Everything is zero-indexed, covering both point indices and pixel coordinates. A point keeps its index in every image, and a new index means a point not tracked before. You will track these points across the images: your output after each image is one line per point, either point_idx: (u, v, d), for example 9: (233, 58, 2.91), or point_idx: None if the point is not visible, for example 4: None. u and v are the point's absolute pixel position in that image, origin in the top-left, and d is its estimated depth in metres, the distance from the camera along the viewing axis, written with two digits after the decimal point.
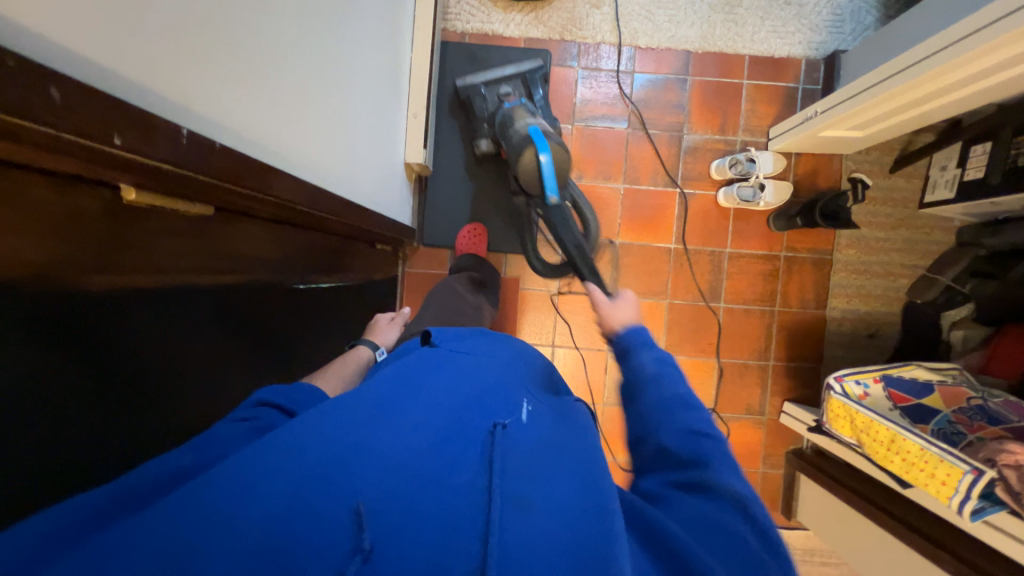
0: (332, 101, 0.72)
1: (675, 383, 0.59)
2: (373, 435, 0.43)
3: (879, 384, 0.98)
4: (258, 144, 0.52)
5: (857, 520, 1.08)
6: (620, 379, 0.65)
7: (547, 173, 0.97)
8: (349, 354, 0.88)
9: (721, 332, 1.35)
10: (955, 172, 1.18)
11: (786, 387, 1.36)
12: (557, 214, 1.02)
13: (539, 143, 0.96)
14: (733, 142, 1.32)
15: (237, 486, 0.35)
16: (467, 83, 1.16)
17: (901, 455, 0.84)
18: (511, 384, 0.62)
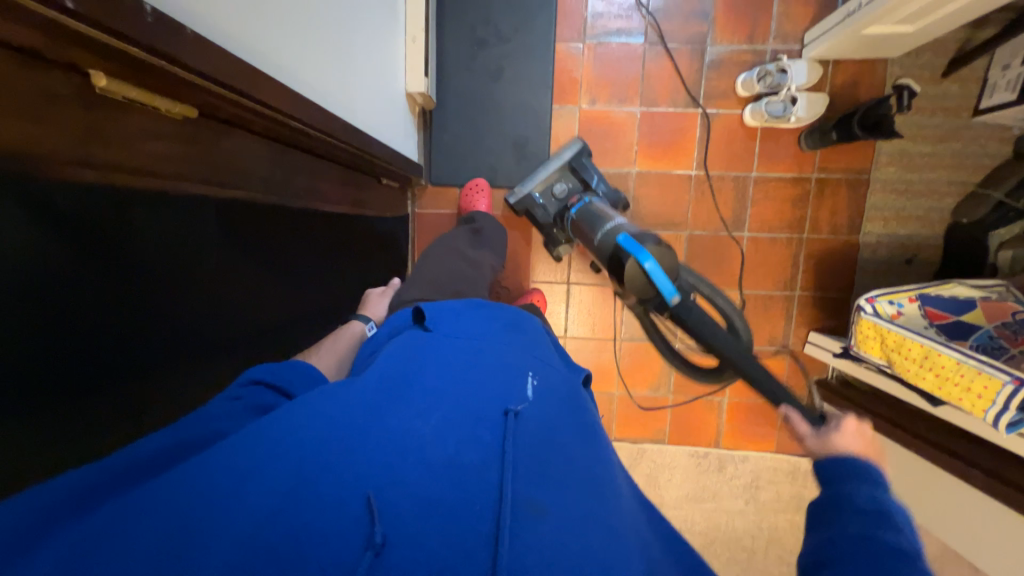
0: (322, 12, 0.67)
1: (898, 533, 0.44)
2: (378, 422, 0.44)
3: (915, 303, 0.93)
4: (234, 37, 0.48)
5: None
6: (817, 509, 0.50)
7: (660, 280, 0.78)
8: (341, 330, 0.85)
9: (744, 263, 1.29)
10: (1020, 70, 1.03)
11: (812, 317, 1.31)
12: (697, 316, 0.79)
13: (635, 250, 0.80)
14: (763, 52, 1.19)
15: (241, 473, 0.37)
16: (519, 197, 1.15)
17: (934, 370, 0.81)
18: (518, 360, 0.62)
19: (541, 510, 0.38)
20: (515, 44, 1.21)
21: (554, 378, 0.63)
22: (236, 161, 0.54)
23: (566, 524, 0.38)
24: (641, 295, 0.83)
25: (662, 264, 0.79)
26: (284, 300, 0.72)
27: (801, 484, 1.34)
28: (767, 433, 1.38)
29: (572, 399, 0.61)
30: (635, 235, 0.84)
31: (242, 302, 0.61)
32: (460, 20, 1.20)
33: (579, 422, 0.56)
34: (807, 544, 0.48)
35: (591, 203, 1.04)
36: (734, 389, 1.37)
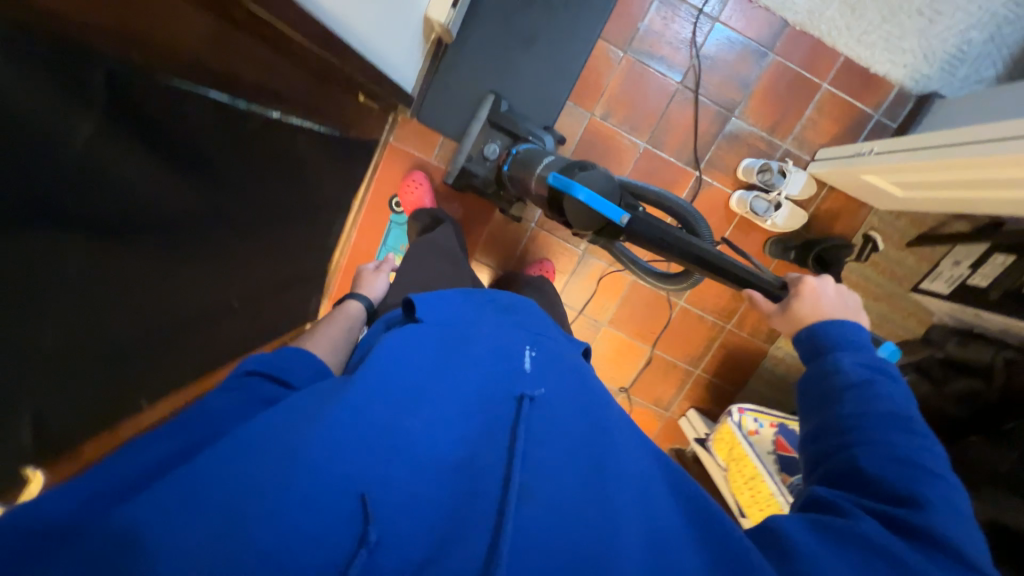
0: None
1: (889, 399, 0.53)
2: (358, 410, 0.42)
3: (773, 428, 1.03)
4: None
5: None
6: (812, 384, 0.60)
7: (597, 204, 0.74)
8: (340, 310, 0.92)
9: (668, 326, 1.35)
10: (963, 272, 1.12)
11: (698, 397, 1.40)
12: (648, 225, 0.73)
13: (565, 186, 0.77)
14: (776, 147, 1.20)
15: (209, 470, 0.34)
16: (454, 170, 1.14)
17: (754, 490, 0.98)
18: (509, 342, 0.62)
19: (534, 497, 0.41)
20: (559, 17, 1.12)
21: (552, 356, 0.64)
22: (166, 34, 0.48)
23: (555, 509, 0.41)
24: (592, 227, 0.78)
25: (596, 190, 0.75)
26: (227, 179, 0.67)
27: None
28: None
29: (570, 369, 0.63)
30: (565, 171, 0.80)
31: (179, 181, 0.57)
32: None
33: (580, 397, 0.58)
34: (809, 416, 0.58)
35: (521, 159, 0.98)
36: None
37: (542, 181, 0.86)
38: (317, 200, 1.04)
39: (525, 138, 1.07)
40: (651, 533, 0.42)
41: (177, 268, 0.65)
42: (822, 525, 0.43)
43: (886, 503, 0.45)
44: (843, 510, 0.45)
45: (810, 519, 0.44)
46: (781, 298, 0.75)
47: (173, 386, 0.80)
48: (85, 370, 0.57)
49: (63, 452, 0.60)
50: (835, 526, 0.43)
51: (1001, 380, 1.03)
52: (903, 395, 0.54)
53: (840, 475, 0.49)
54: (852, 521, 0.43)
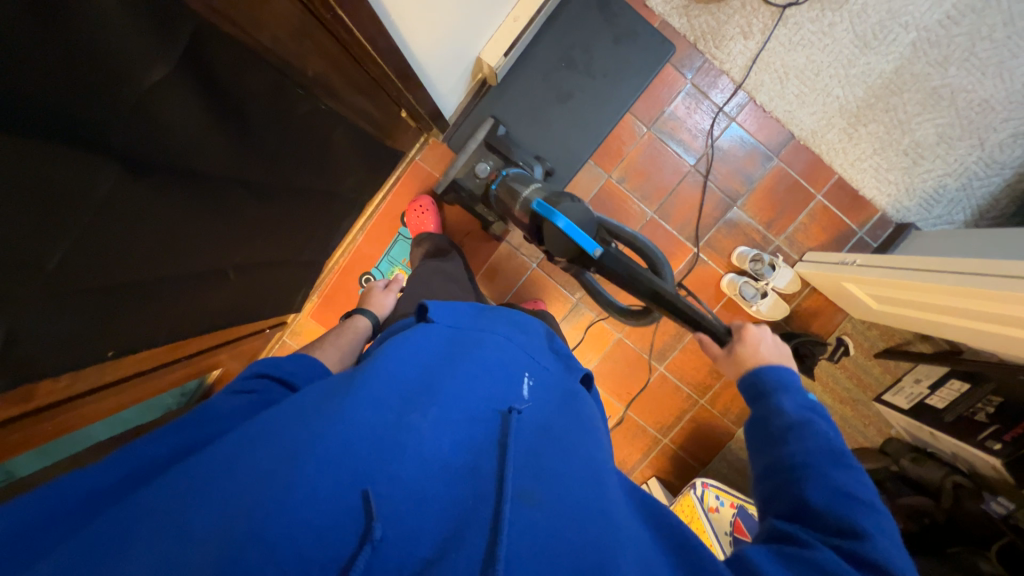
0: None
1: (821, 435, 0.55)
2: (363, 407, 0.43)
3: (732, 509, 1.03)
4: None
5: None
6: (759, 423, 0.62)
7: (574, 234, 0.77)
8: (347, 324, 0.93)
9: (643, 390, 1.38)
10: (922, 391, 1.19)
11: (662, 467, 1.40)
12: (619, 260, 0.76)
13: (547, 214, 0.80)
14: (769, 241, 1.29)
15: (217, 474, 0.36)
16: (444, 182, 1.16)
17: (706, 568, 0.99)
18: (514, 358, 0.62)
19: (537, 505, 0.40)
20: (595, 85, 1.23)
21: (549, 378, 0.64)
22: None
23: (556, 514, 0.41)
24: (566, 254, 0.81)
25: (576, 220, 0.79)
26: (263, 149, 0.69)
27: None
28: None
29: (564, 390, 0.64)
30: (551, 198, 0.83)
31: (221, 144, 0.61)
32: (565, 33, 1.22)
33: (576, 417, 0.58)
34: (757, 455, 0.59)
35: (509, 182, 0.99)
36: None
37: (526, 204, 0.88)
38: (335, 192, 1.06)
39: (517, 163, 1.09)
40: (647, 559, 0.41)
41: (197, 223, 0.67)
42: (785, 554, 0.43)
43: (833, 534, 0.45)
44: (805, 541, 0.44)
45: (775, 548, 0.44)
46: (727, 341, 0.82)
47: (146, 342, 0.77)
48: (69, 301, 0.55)
49: (18, 382, 0.56)
50: (799, 556, 0.42)
51: (949, 502, 1.06)
52: (830, 428, 0.58)
53: (790, 512, 0.49)
54: (810, 549, 0.43)
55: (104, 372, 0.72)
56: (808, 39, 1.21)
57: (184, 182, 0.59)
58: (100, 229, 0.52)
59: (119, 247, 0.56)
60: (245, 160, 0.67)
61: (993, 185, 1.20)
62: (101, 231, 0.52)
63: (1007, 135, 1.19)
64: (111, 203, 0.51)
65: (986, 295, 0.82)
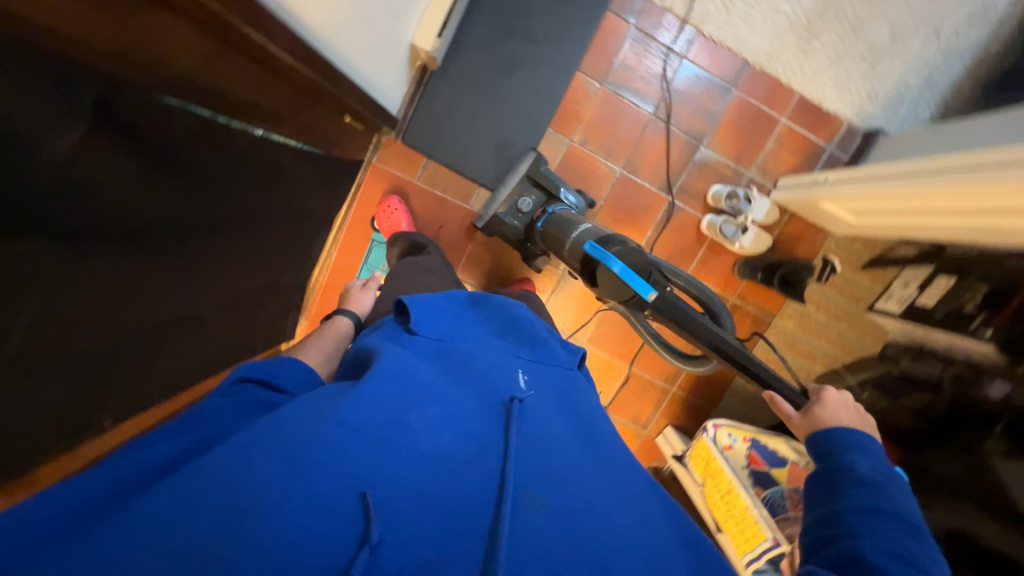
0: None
1: (891, 501, 0.55)
2: (365, 413, 0.44)
3: (745, 443, 1.06)
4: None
5: None
6: (825, 478, 0.63)
7: (630, 279, 0.77)
8: (328, 326, 0.92)
9: (644, 345, 1.39)
10: (912, 293, 1.20)
11: (674, 415, 1.43)
12: (674, 305, 0.73)
13: (601, 257, 0.82)
14: (741, 175, 1.28)
15: (215, 469, 0.35)
16: (484, 216, 1.19)
17: (729, 506, 1.00)
18: (507, 360, 0.64)
19: (541, 507, 0.42)
20: (539, 49, 1.19)
21: (545, 373, 0.67)
22: (154, 42, 0.48)
23: (561, 517, 0.42)
24: (620, 297, 0.80)
25: (632, 264, 0.79)
26: (212, 189, 0.68)
27: None
28: None
29: (563, 386, 0.66)
30: (604, 242, 0.84)
31: (173, 194, 0.60)
32: (497, 0, 1.16)
33: (575, 416, 0.61)
34: (815, 508, 0.60)
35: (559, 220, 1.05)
36: None
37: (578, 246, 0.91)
38: (299, 212, 1.04)
39: (558, 197, 1.15)
40: (650, 557, 0.43)
41: (159, 277, 0.65)
42: None
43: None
44: None
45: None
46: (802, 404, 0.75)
47: (141, 400, 0.77)
48: (48, 381, 0.54)
49: (18, 468, 0.56)
50: None
51: (951, 391, 1.09)
52: (912, 500, 0.57)
53: (838, 557, 0.49)
54: None
55: (106, 439, 0.73)
56: None
57: (142, 239, 0.58)
58: (59, 300, 0.51)
59: (86, 318, 0.56)
60: (201, 204, 0.67)
61: (953, 75, 1.18)
62: (61, 306, 0.51)
63: (962, 19, 1.15)
64: (70, 277, 0.50)
65: (959, 189, 0.81)
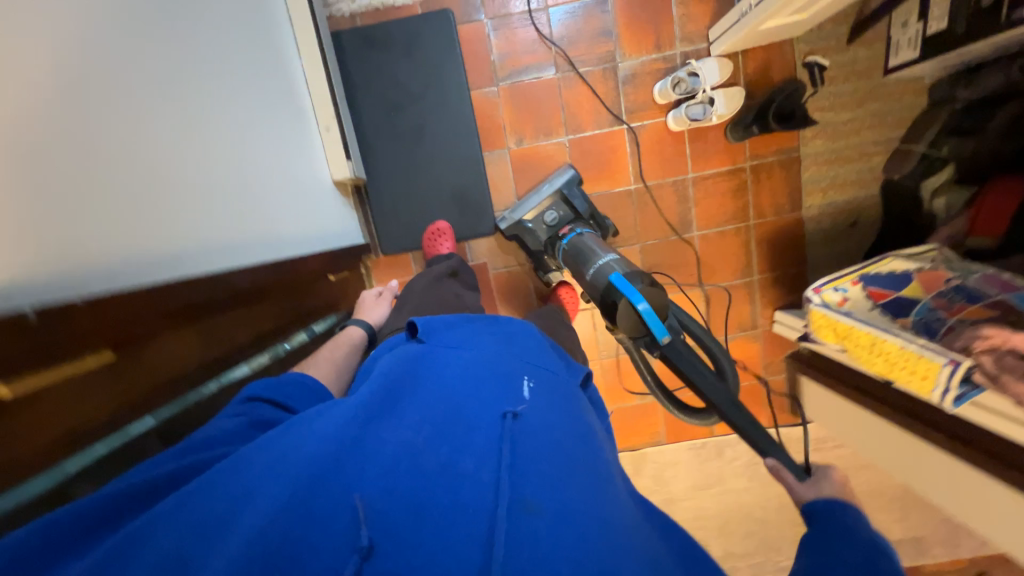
0: (193, 166, 0.63)
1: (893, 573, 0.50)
2: (372, 438, 0.47)
3: (858, 285, 0.97)
4: (74, 240, 0.45)
5: (854, 413, 1.09)
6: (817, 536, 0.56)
7: (649, 320, 0.75)
8: (340, 337, 0.95)
9: (700, 260, 1.32)
10: (918, 27, 1.04)
11: (774, 298, 1.34)
12: (681, 353, 0.75)
13: (627, 293, 0.78)
14: (672, 57, 1.20)
15: (235, 499, 0.40)
16: (511, 221, 1.17)
17: (883, 356, 0.87)
18: (510, 367, 0.65)
19: (540, 512, 0.42)
20: (428, 100, 1.19)
21: (549, 381, 0.67)
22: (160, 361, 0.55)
23: (558, 519, 0.42)
24: (630, 334, 0.79)
25: (654, 304, 0.77)
26: None
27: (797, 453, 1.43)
28: (757, 411, 1.44)
29: (559, 391, 0.66)
30: (630, 276, 0.82)
31: None
32: (369, 90, 1.18)
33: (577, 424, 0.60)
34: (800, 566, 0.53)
35: (592, 237, 1.06)
36: None
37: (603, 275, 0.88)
38: None
39: (585, 218, 1.16)
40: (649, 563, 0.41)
41: None
42: None
43: None
44: None
45: None
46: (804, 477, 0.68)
47: None
48: None
49: None
50: None
51: None
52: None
53: None
54: None
55: None
56: None
57: None
58: None
59: None
60: None
61: None
62: None
63: None
64: None
65: None
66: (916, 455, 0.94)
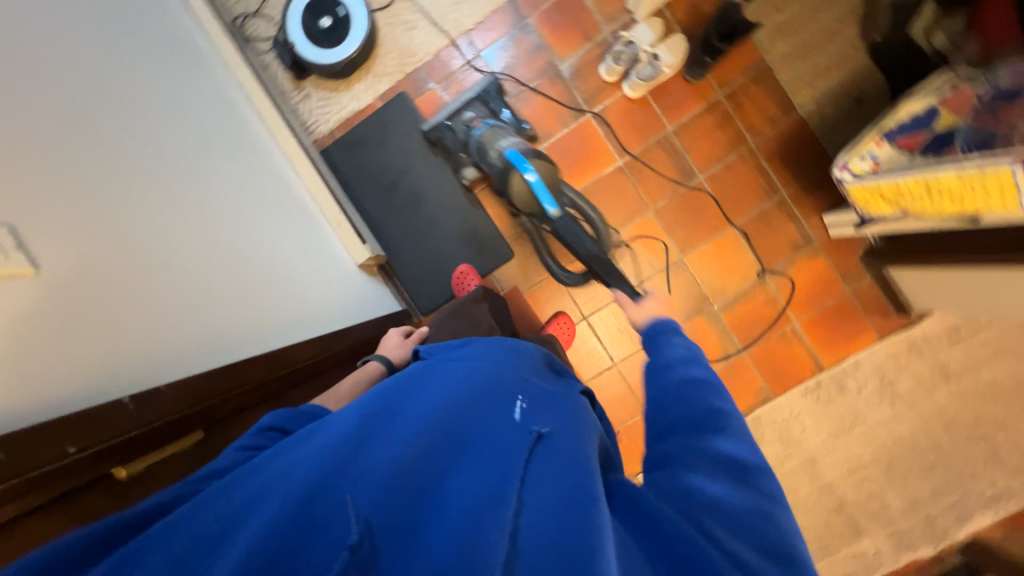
0: (214, 294, 0.78)
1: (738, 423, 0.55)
2: (358, 453, 0.45)
3: (884, 144, 0.88)
4: (110, 350, 0.59)
5: (974, 277, 0.96)
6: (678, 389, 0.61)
7: (539, 189, 0.95)
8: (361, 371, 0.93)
9: (719, 200, 1.28)
10: None
11: (815, 205, 1.26)
12: (565, 224, 0.92)
13: (518, 163, 0.98)
14: (604, 39, 1.28)
15: (227, 515, 0.40)
16: (432, 123, 1.26)
17: (947, 194, 0.77)
18: (514, 376, 0.61)
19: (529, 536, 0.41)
20: (414, 169, 1.33)
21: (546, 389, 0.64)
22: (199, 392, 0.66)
23: (556, 548, 0.40)
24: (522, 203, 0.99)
25: (543, 178, 0.97)
26: None
27: (931, 354, 1.25)
28: (861, 328, 1.28)
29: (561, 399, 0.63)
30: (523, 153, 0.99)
31: None
32: (364, 183, 1.34)
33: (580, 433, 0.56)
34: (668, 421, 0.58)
35: (491, 130, 1.12)
36: (798, 309, 1.29)
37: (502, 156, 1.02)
38: None
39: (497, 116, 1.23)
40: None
41: None
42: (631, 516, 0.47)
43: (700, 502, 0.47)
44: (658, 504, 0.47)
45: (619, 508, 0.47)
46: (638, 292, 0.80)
47: None
48: None
49: None
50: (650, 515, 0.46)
51: None
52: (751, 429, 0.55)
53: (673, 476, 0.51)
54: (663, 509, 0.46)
55: None
56: None
57: None
58: None
59: None
60: None
61: None
62: None
63: None
64: None
65: None
66: (1002, 287, 0.92)
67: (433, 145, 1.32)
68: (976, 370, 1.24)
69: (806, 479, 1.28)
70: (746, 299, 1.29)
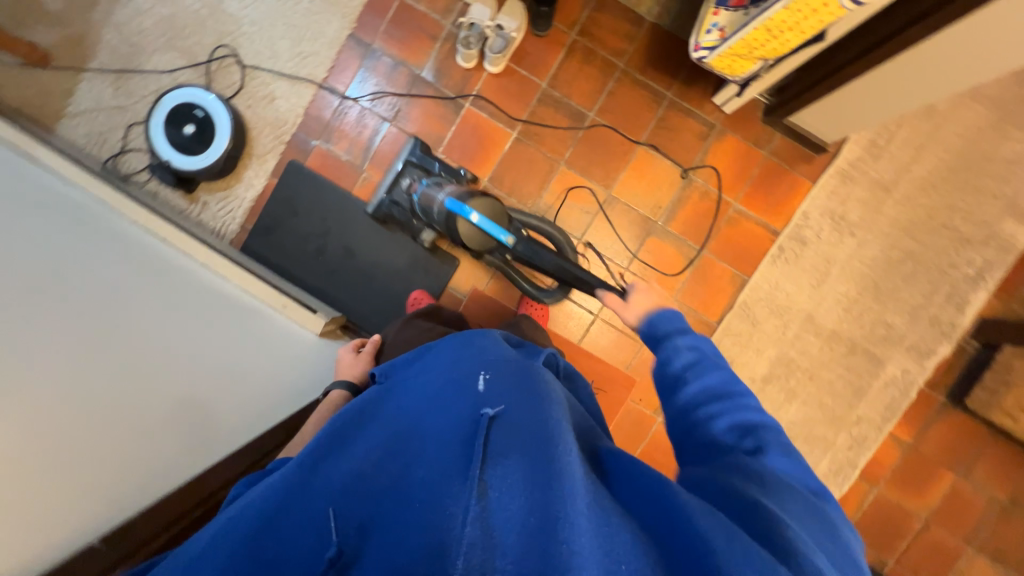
0: (172, 408, 0.78)
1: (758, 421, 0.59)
2: (326, 475, 0.51)
3: (721, 11, 0.91)
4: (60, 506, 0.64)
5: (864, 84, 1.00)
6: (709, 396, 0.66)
7: (489, 226, 0.93)
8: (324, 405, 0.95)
9: (616, 126, 1.31)
10: None
11: (700, 93, 1.30)
12: (525, 247, 0.90)
13: (459, 210, 0.95)
14: (449, 33, 1.32)
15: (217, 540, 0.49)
16: (375, 202, 1.28)
17: (788, 26, 0.82)
18: (470, 363, 0.60)
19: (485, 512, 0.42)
20: (331, 224, 1.34)
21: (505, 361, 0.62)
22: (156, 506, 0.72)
23: (510, 519, 0.41)
24: (475, 244, 0.97)
25: (488, 215, 0.95)
26: None
27: (863, 175, 1.30)
28: (793, 181, 1.32)
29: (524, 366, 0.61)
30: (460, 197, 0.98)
31: None
32: (292, 258, 1.33)
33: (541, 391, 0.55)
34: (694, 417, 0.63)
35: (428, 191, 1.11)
36: (731, 190, 1.32)
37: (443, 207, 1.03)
38: None
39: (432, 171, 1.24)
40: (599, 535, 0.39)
41: None
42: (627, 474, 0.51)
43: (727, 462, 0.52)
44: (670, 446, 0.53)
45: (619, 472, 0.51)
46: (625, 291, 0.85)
47: None
48: None
49: None
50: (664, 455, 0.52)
51: None
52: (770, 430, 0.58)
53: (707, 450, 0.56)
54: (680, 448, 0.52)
55: None
56: (268, 39, 1.34)
57: None
58: None
59: None
60: None
61: None
62: None
63: None
64: None
65: None
66: (885, 84, 0.97)
67: (383, 222, 1.33)
68: (907, 172, 1.29)
69: (813, 337, 1.31)
70: (683, 202, 1.32)
